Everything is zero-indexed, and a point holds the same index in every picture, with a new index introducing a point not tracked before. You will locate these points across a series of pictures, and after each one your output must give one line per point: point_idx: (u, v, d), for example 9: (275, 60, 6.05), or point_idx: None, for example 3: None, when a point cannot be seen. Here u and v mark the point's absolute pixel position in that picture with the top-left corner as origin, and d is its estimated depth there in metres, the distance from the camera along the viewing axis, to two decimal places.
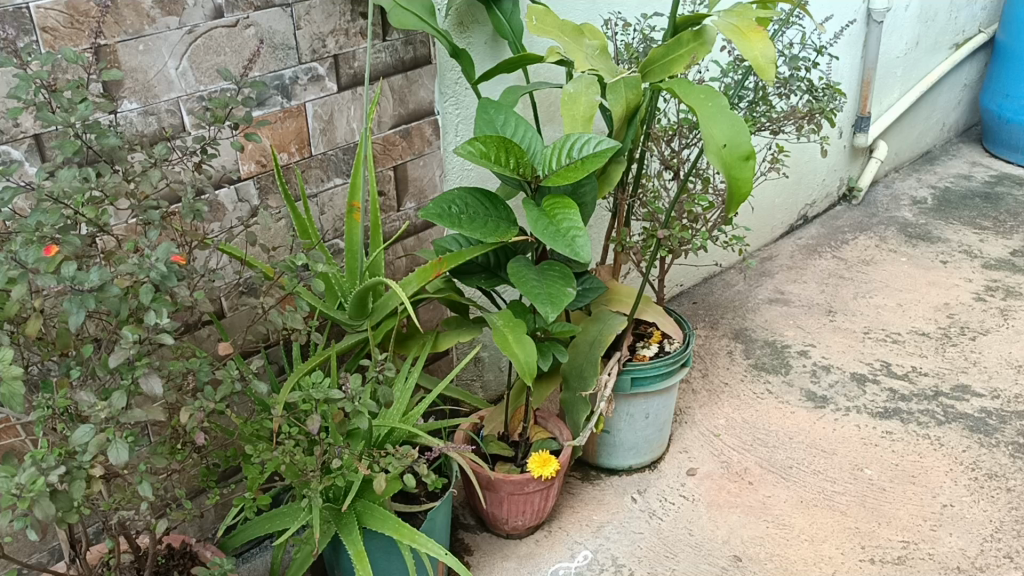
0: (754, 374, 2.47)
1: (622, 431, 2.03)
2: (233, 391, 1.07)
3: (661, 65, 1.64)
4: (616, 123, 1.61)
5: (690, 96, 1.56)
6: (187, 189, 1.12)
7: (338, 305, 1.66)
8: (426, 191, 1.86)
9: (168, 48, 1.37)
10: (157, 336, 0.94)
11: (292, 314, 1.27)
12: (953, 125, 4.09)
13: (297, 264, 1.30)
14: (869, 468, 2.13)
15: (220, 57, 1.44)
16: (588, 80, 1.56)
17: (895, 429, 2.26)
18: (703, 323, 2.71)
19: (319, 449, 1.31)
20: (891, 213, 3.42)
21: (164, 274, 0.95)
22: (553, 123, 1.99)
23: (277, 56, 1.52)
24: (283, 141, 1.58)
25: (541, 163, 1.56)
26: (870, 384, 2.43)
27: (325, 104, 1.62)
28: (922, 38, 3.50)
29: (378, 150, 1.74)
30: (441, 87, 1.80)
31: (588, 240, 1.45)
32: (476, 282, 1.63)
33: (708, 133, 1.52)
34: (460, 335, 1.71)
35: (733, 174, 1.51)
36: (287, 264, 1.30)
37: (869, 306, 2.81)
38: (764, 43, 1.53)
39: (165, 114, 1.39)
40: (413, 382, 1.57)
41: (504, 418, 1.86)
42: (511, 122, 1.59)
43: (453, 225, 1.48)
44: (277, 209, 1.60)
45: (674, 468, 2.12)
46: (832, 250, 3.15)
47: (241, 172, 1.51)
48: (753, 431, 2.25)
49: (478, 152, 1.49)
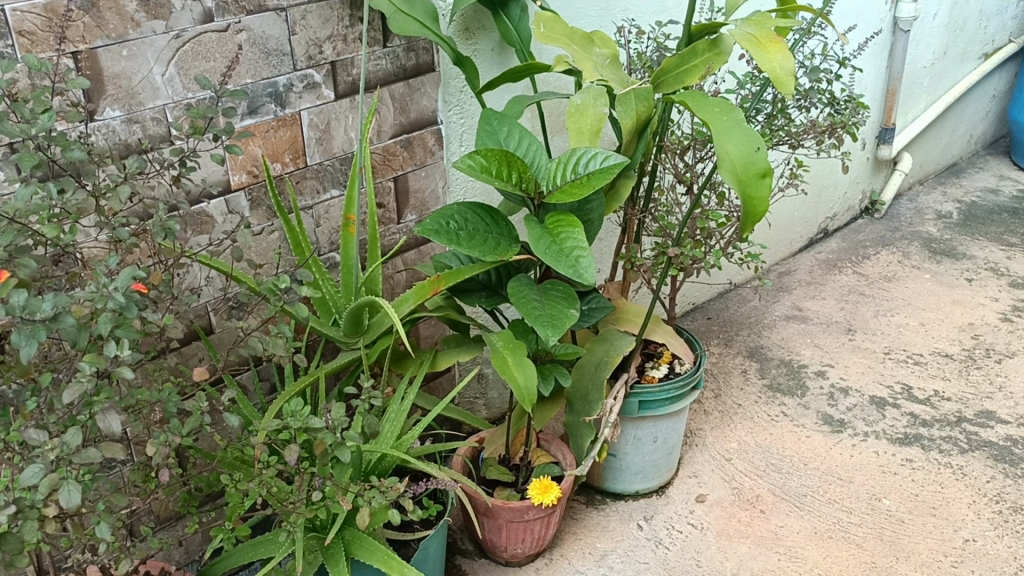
0: (769, 396, 2.38)
1: (629, 455, 1.95)
2: (203, 425, 1.00)
3: (676, 75, 1.57)
4: (626, 136, 1.53)
5: (703, 110, 1.48)
6: (160, 205, 1.06)
7: (332, 321, 1.60)
8: (428, 203, 1.79)
9: (154, 53, 1.31)
10: (117, 370, 0.87)
11: (272, 341, 1.19)
12: (981, 136, 3.98)
13: (280, 285, 1.24)
14: (887, 498, 2.04)
15: (208, 63, 1.37)
16: (597, 91, 1.47)
17: (915, 457, 2.16)
18: (717, 340, 2.62)
19: (301, 480, 1.24)
20: (914, 228, 3.31)
21: (123, 304, 0.88)
22: (562, 134, 1.92)
23: (271, 62, 1.45)
24: (276, 150, 1.51)
25: (545, 178, 1.48)
26: (890, 408, 2.34)
27: (321, 113, 1.55)
28: (950, 48, 3.40)
29: (377, 160, 1.67)
30: (445, 96, 1.72)
31: (592, 261, 1.38)
32: (475, 301, 1.56)
33: (722, 149, 1.45)
34: (460, 354, 1.65)
35: (748, 192, 1.44)
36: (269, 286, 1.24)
37: (890, 324, 2.71)
38: (784, 53, 1.44)
39: (150, 122, 1.33)
40: (406, 407, 1.51)
41: (505, 441, 1.79)
42: (515, 134, 1.52)
43: (450, 242, 1.40)
44: (270, 221, 1.54)
45: (682, 494, 2.04)
46: (853, 266, 3.05)
47: (230, 183, 1.46)
48: (766, 456, 2.16)
49: (478, 166, 1.41)
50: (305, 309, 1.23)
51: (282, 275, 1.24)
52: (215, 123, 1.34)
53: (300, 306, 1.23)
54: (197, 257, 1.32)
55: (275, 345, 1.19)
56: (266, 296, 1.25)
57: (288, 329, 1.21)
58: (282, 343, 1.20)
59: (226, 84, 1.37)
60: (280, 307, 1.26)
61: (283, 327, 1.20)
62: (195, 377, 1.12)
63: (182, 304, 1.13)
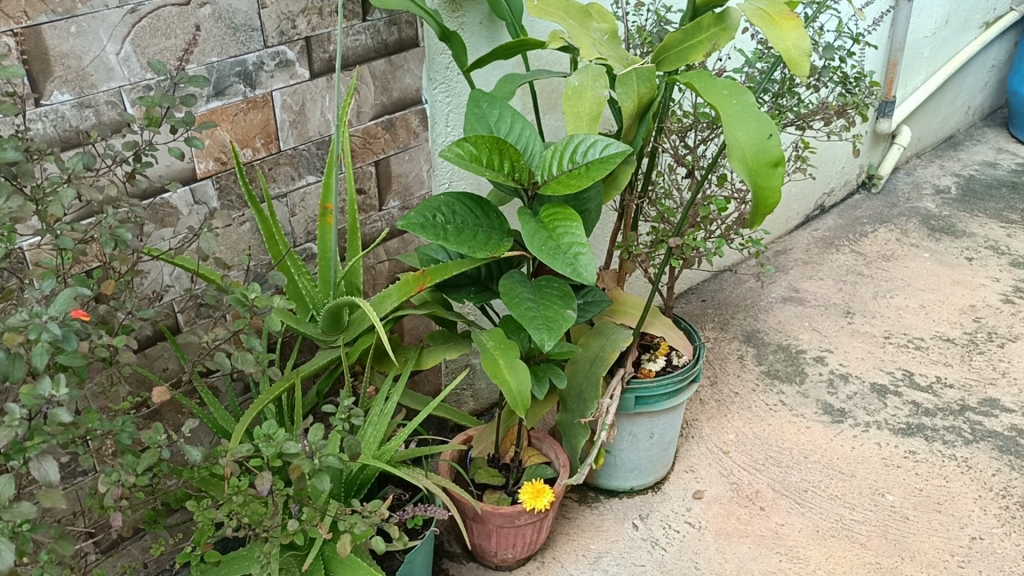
0: (767, 383, 2.29)
1: (624, 451, 1.86)
2: (160, 460, 0.92)
3: (679, 52, 1.45)
4: (626, 119, 1.43)
5: (711, 92, 1.37)
6: (110, 208, 0.94)
7: (309, 318, 1.50)
8: (411, 188, 1.68)
9: (107, 30, 1.18)
10: (54, 413, 0.80)
11: (242, 356, 1.07)
12: (978, 107, 3.88)
13: (251, 294, 1.11)
14: (890, 493, 1.96)
15: (169, 40, 1.24)
16: (596, 71, 1.35)
17: (918, 449, 2.08)
18: (712, 323, 2.53)
19: (276, 502, 1.13)
20: (912, 203, 3.22)
21: (61, 335, 0.80)
22: (554, 113, 1.79)
23: (239, 39, 1.32)
24: (247, 135, 1.39)
25: (540, 166, 1.37)
26: (892, 396, 2.26)
27: (295, 94, 1.43)
28: (952, 17, 3.28)
29: (357, 144, 1.55)
30: (429, 73, 1.60)
31: (592, 259, 1.27)
32: (463, 297, 1.45)
33: (731, 136, 1.34)
34: (447, 351, 1.55)
35: (759, 182, 1.33)
36: (238, 296, 1.11)
37: (890, 307, 2.63)
38: (798, 32, 1.34)
39: (103, 107, 1.21)
40: (388, 413, 1.42)
41: (495, 439, 1.69)
42: (507, 118, 1.40)
43: (438, 237, 1.29)
44: (241, 211, 1.43)
45: (679, 490, 1.96)
46: (851, 244, 2.96)
47: (195, 172, 1.34)
48: (765, 448, 2.08)
49: (467, 155, 1.30)
50: (277, 322, 1.10)
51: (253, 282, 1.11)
52: (177, 110, 1.22)
53: (273, 319, 1.11)
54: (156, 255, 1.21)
55: (245, 361, 1.07)
56: (234, 306, 1.12)
57: (258, 343, 1.08)
58: (251, 358, 1.08)
59: (187, 65, 1.24)
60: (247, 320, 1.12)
61: (253, 340, 1.08)
62: (154, 398, 1.05)
63: (139, 316, 1.02)
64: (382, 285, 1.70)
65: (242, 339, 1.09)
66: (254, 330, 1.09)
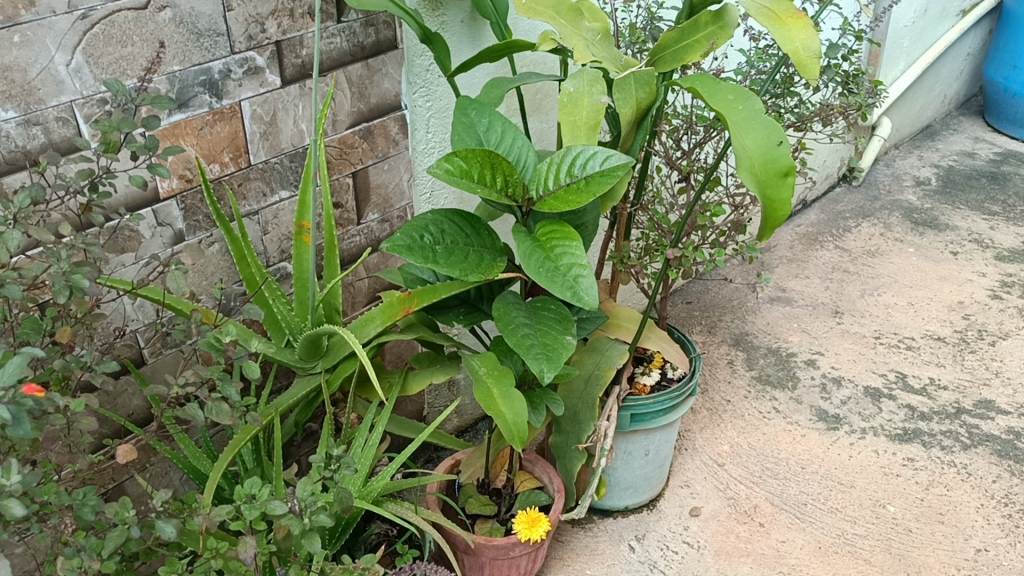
0: (758, 390, 2.22)
1: (618, 470, 1.78)
2: (128, 538, 0.86)
3: (675, 53, 1.35)
4: (624, 128, 1.34)
5: (715, 97, 1.28)
6: (62, 249, 0.83)
7: (285, 343, 1.41)
8: (391, 200, 1.57)
9: (55, 39, 1.07)
10: (5, 504, 0.73)
11: (217, 407, 0.94)
12: (954, 96, 3.84)
13: (225, 337, 0.98)
14: (891, 504, 1.90)
15: (126, 49, 1.13)
16: (592, 75, 1.24)
17: (917, 456, 2.03)
18: (700, 327, 2.45)
19: (258, 562, 1.03)
20: (893, 196, 3.16)
21: (11, 417, 0.71)
22: (541, 116, 1.69)
23: (203, 45, 1.21)
24: (214, 149, 1.28)
25: (534, 180, 1.27)
26: (886, 400, 2.20)
27: (266, 103, 1.31)
28: (930, 6, 3.23)
29: (333, 154, 1.44)
30: (409, 77, 1.49)
31: (594, 282, 1.17)
32: (452, 320, 1.36)
33: (738, 144, 1.25)
34: (434, 374, 1.45)
35: (768, 193, 1.24)
36: (211, 341, 0.99)
37: (878, 305, 2.56)
38: (807, 31, 1.24)
39: (53, 124, 1.09)
40: (373, 446, 1.36)
41: (484, 462, 1.59)
42: (497, 126, 1.30)
43: (427, 261, 1.19)
44: (208, 231, 1.32)
45: (675, 508, 1.88)
46: (834, 240, 2.89)
47: (157, 192, 1.23)
48: (761, 459, 2.01)
49: (457, 170, 1.20)
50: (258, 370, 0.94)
51: (227, 323, 0.98)
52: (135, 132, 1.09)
53: (251, 365, 0.96)
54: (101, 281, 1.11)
55: (220, 414, 0.94)
56: (208, 350, 1.00)
57: (235, 391, 0.95)
58: (229, 409, 0.95)
59: (146, 76, 1.13)
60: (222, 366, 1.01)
61: (229, 387, 0.95)
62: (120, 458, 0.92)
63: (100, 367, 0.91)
64: (362, 303, 1.60)
65: (217, 386, 0.96)
66: (230, 376, 0.96)
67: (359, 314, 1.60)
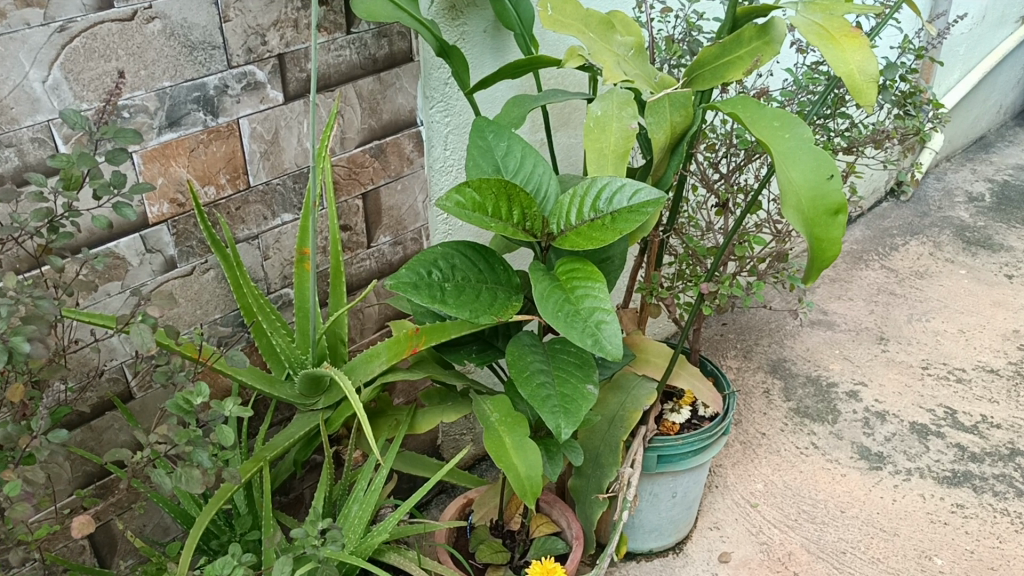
0: (796, 423, 2.08)
1: (643, 512, 1.66)
2: None
3: (715, 69, 1.22)
4: (657, 155, 1.22)
5: (759, 123, 1.15)
6: None
7: (285, 376, 1.31)
8: (405, 222, 1.46)
9: (29, 53, 0.97)
10: None
11: (188, 476, 0.84)
12: (1010, 105, 3.65)
13: (196, 397, 0.89)
14: (938, 556, 1.76)
15: (109, 63, 1.03)
16: (622, 97, 1.13)
17: (967, 502, 1.88)
18: (735, 351, 2.32)
19: None
20: (944, 213, 2.99)
21: None
22: (568, 131, 1.57)
23: (196, 59, 1.11)
24: (209, 171, 1.18)
25: (555, 213, 1.16)
26: (934, 438, 2.05)
27: (267, 120, 1.21)
28: (989, 12, 3.06)
29: (341, 174, 1.33)
30: (425, 91, 1.38)
31: (617, 329, 1.05)
32: (463, 359, 1.26)
33: (783, 177, 1.12)
34: (444, 413, 1.34)
35: (815, 233, 1.11)
36: (181, 403, 0.89)
37: (926, 331, 2.41)
38: (864, 52, 1.11)
39: (28, 145, 1.00)
40: (377, 491, 1.25)
41: (498, 502, 1.50)
42: (516, 151, 1.18)
43: (433, 301, 1.08)
44: (203, 257, 1.22)
45: (703, 552, 1.76)
46: (881, 259, 2.74)
47: (146, 217, 1.14)
48: (797, 500, 1.88)
49: (470, 203, 1.09)
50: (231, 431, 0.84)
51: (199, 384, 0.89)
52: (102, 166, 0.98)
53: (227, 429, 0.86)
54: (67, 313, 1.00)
55: (189, 481, 0.83)
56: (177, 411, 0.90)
57: (207, 455, 0.85)
58: (201, 475, 0.85)
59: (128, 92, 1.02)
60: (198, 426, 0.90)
61: (202, 451, 0.84)
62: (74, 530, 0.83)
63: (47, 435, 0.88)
64: (371, 330, 1.49)
65: (188, 450, 0.85)
66: (203, 440, 0.85)
67: (367, 342, 1.49)
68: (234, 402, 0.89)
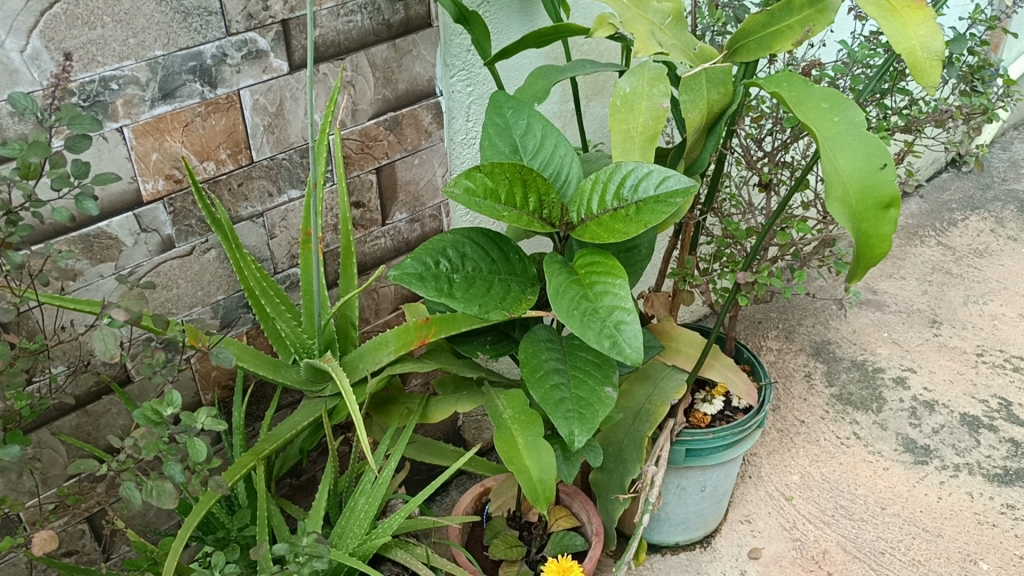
0: (838, 411, 1.98)
1: (669, 505, 1.59)
2: None
3: (761, 39, 1.09)
4: (691, 137, 1.11)
5: (804, 105, 1.04)
6: None
7: (291, 361, 1.23)
8: (423, 197, 1.37)
9: (4, 20, 0.90)
10: None
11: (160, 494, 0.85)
12: None
13: (167, 407, 0.89)
14: (984, 561, 1.65)
15: (94, 31, 0.96)
16: (653, 73, 1.02)
17: (1018, 503, 1.77)
18: (776, 332, 2.21)
19: None
20: (1008, 186, 2.82)
21: None
22: (601, 100, 1.47)
23: (191, 26, 1.02)
24: (208, 146, 1.10)
25: (576, 199, 1.06)
26: (986, 432, 1.93)
27: (271, 91, 1.13)
28: None
29: (352, 148, 1.25)
30: (445, 59, 1.29)
31: (637, 331, 0.96)
32: (477, 351, 1.19)
33: (828, 165, 1.01)
34: (457, 403, 1.27)
35: (862, 228, 1.00)
36: (148, 413, 0.88)
37: (983, 315, 2.27)
38: (928, 26, 0.99)
39: (7, 120, 0.93)
40: (383, 485, 1.18)
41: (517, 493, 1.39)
42: (537, 130, 1.09)
43: (439, 295, 0.99)
44: (203, 237, 1.16)
45: (732, 547, 1.68)
46: (937, 234, 2.59)
47: (141, 194, 1.07)
48: (835, 495, 1.78)
49: (481, 188, 1.01)
50: (206, 447, 0.88)
51: (170, 395, 0.89)
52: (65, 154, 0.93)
53: (201, 446, 0.87)
54: (42, 297, 0.94)
55: (161, 496, 0.85)
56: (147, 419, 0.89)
57: (178, 469, 0.86)
58: (171, 489, 0.86)
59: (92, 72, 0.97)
60: (170, 433, 0.91)
61: (173, 465, 0.86)
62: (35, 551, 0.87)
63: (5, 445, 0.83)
64: (386, 311, 1.42)
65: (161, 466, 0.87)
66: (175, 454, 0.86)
67: (383, 323, 1.42)
68: (206, 415, 0.91)
